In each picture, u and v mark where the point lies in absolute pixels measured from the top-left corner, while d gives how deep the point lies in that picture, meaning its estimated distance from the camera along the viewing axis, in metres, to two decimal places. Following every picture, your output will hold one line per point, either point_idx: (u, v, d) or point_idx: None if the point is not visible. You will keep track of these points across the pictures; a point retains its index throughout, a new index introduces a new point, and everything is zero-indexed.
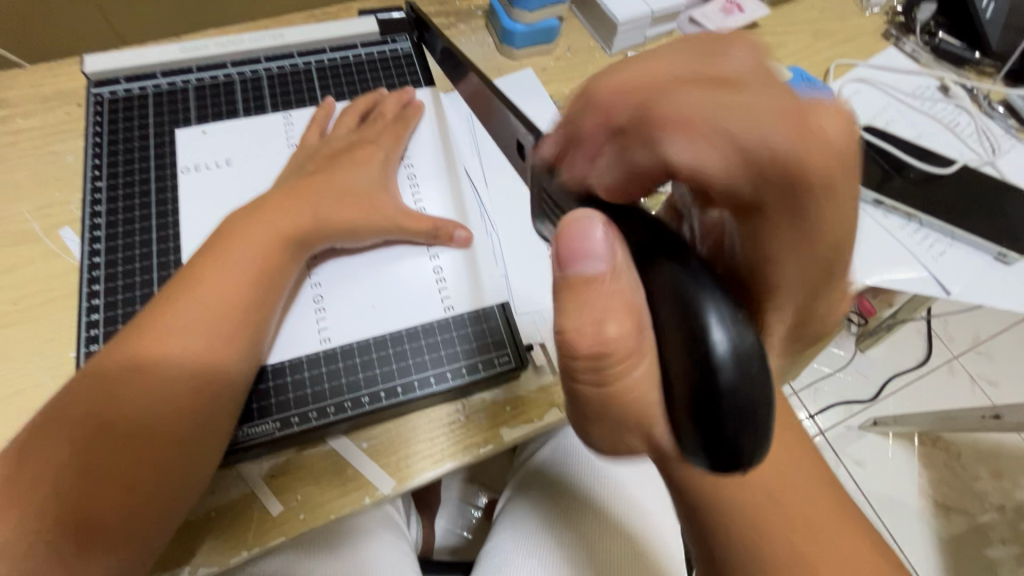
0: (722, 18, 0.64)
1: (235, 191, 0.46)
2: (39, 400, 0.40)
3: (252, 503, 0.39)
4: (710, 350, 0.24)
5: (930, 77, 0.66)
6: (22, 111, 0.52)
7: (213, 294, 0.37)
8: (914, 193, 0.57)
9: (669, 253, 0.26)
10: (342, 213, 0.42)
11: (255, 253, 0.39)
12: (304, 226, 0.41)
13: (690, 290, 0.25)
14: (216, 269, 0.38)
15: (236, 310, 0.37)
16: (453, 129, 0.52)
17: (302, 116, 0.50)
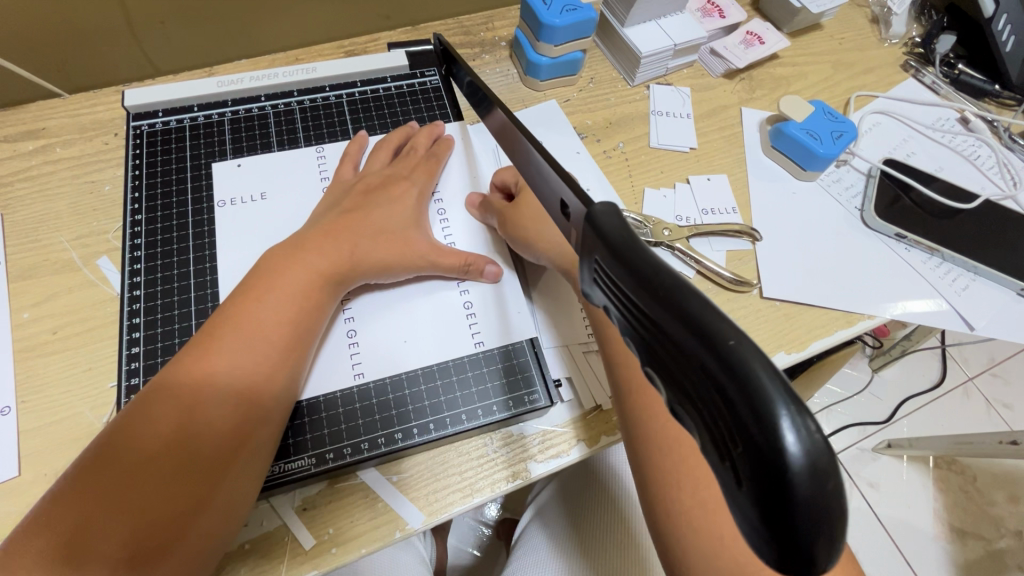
0: (743, 50, 0.65)
1: (272, 225, 0.47)
2: (78, 429, 0.41)
3: (286, 536, 0.39)
4: (771, 443, 0.14)
5: (950, 109, 0.67)
6: (61, 140, 0.54)
7: (250, 328, 0.38)
8: (938, 228, 0.57)
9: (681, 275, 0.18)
10: (377, 251, 0.44)
11: (291, 288, 0.40)
12: (342, 263, 0.42)
13: (711, 324, 0.16)
14: (254, 303, 0.39)
15: (275, 344, 0.38)
16: (482, 162, 0.53)
17: (335, 150, 0.51)
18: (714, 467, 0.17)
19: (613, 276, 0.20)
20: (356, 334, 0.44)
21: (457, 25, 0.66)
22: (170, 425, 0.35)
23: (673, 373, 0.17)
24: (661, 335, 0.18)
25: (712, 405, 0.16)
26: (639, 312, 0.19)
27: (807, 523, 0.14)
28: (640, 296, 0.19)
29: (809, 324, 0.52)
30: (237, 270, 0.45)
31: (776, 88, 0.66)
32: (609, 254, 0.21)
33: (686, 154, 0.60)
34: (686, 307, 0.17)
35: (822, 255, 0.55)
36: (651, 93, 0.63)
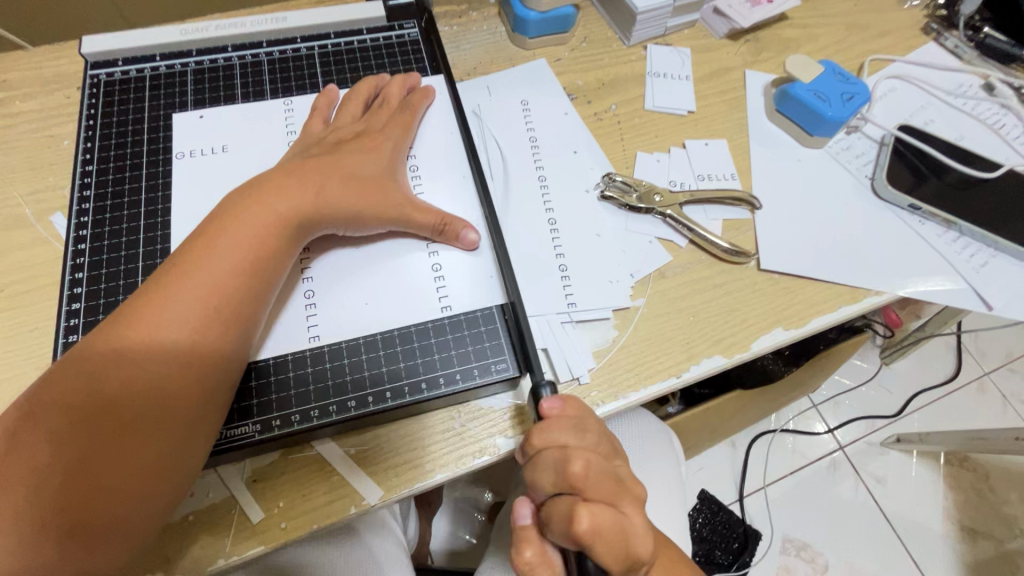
0: (748, 8, 0.60)
1: (230, 180, 0.44)
2: (20, 389, 0.39)
3: (233, 508, 0.37)
4: None
5: (973, 75, 0.62)
6: (21, 93, 0.51)
7: (203, 281, 0.35)
8: (955, 199, 0.53)
9: None
10: (343, 200, 0.40)
11: (252, 239, 0.37)
12: (303, 211, 0.39)
13: None
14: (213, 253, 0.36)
15: (225, 301, 0.35)
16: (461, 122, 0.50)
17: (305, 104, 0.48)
18: None
19: None
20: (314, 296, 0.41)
21: None
22: (114, 382, 0.32)
23: None
24: None
25: None
26: None
27: None
28: None
29: (809, 299, 0.48)
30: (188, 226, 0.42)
31: (784, 51, 0.61)
32: None
33: (683, 117, 0.56)
34: None
35: (827, 226, 0.51)
36: (647, 53, 0.59)
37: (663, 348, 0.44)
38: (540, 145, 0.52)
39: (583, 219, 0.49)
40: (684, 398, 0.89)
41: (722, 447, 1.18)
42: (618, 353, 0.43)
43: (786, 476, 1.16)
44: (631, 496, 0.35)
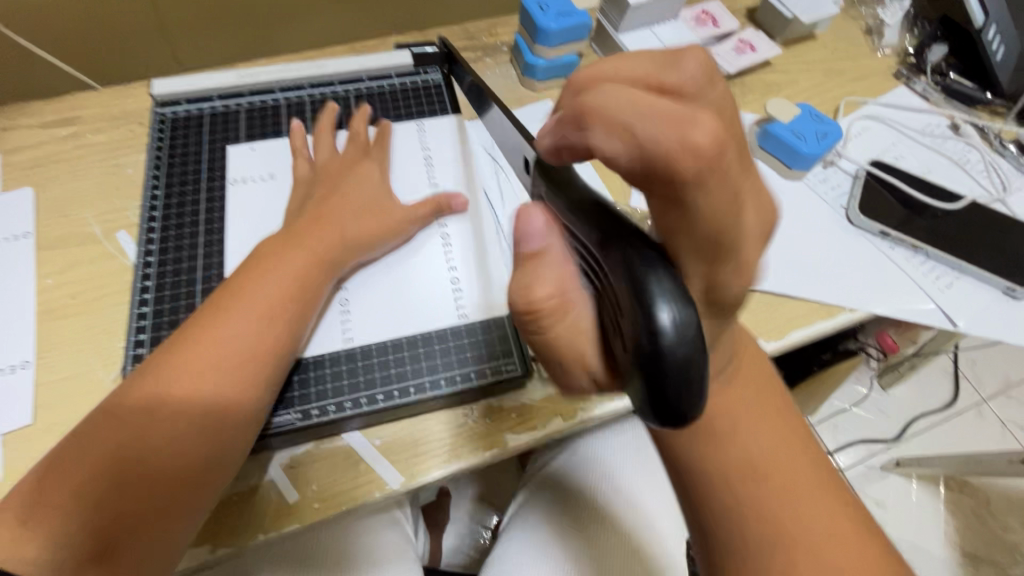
0: (734, 57, 0.67)
1: (271, 202, 0.50)
2: (89, 383, 0.45)
3: (271, 490, 0.41)
4: (656, 331, 0.21)
5: (941, 116, 0.68)
6: (92, 128, 0.58)
7: (244, 313, 0.40)
8: (922, 226, 0.58)
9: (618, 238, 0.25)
10: (360, 226, 0.47)
11: (284, 273, 0.43)
12: (331, 246, 0.45)
13: (638, 267, 0.23)
14: (252, 289, 0.42)
15: (266, 336, 0.40)
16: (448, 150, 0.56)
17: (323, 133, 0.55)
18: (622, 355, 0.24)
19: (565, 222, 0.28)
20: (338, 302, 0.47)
21: (463, 31, 0.70)
22: (170, 412, 0.36)
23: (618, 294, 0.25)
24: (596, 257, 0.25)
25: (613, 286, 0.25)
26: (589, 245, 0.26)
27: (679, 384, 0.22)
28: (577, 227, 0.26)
29: (789, 314, 0.53)
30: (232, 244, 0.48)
31: (767, 94, 0.68)
32: None
33: None
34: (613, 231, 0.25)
35: (805, 250, 0.57)
36: None
37: None
38: None
39: None
40: None
41: None
42: None
43: None
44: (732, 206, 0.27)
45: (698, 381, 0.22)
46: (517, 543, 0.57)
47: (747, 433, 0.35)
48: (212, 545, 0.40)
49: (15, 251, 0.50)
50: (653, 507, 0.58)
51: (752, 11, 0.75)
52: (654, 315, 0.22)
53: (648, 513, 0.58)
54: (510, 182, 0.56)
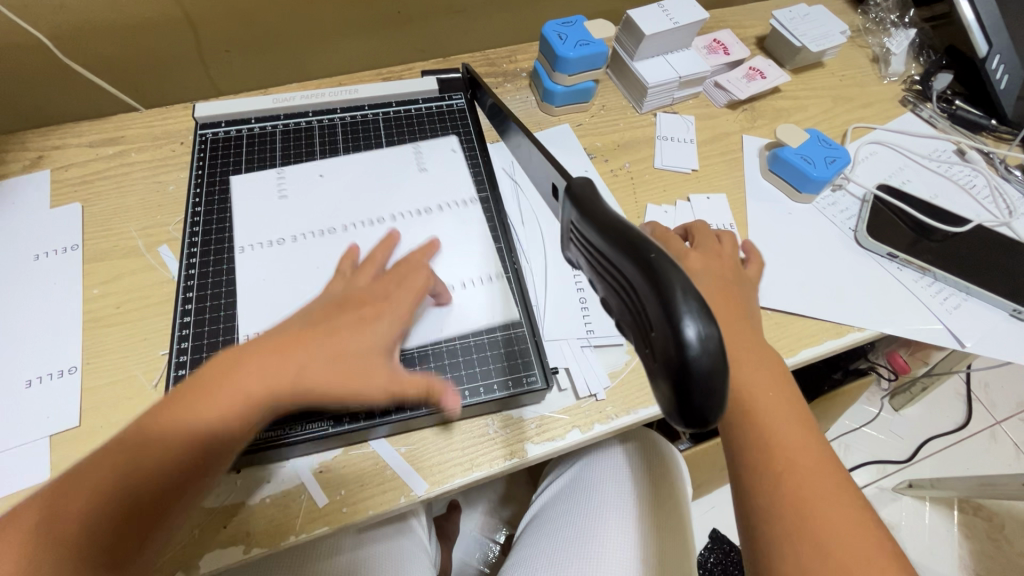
0: (745, 83, 0.70)
1: (349, 189, 0.55)
2: (131, 389, 0.47)
3: (301, 494, 0.43)
4: (683, 344, 0.23)
5: (947, 142, 0.71)
6: (136, 147, 0.62)
7: (148, 469, 0.33)
8: (928, 248, 0.60)
9: (636, 244, 0.25)
10: (325, 375, 0.36)
11: (210, 416, 0.34)
12: (272, 391, 0.35)
13: (664, 279, 0.24)
14: (164, 430, 0.33)
15: (195, 458, 0.34)
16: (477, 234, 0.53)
17: (433, 160, 0.58)
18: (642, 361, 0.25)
19: (587, 236, 0.29)
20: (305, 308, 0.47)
21: (484, 57, 0.74)
22: None
23: (633, 308, 0.26)
24: (618, 270, 0.26)
25: (632, 299, 0.26)
26: (605, 259, 0.27)
27: (701, 393, 0.23)
28: (601, 242, 0.27)
29: (799, 333, 0.54)
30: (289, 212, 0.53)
31: (776, 119, 0.71)
32: (582, 216, 0.29)
33: (688, 174, 0.65)
34: (633, 240, 0.26)
35: (814, 270, 0.59)
36: (657, 120, 0.69)
37: None
38: None
39: None
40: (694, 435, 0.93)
41: None
42: (630, 373, 0.50)
43: None
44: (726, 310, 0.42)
45: (723, 388, 0.23)
46: (551, 541, 0.58)
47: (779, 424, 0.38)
48: (246, 545, 0.42)
49: (63, 263, 0.53)
50: (676, 492, 0.61)
51: (762, 40, 0.78)
52: (680, 329, 0.23)
53: (673, 496, 0.60)
54: (530, 202, 0.60)
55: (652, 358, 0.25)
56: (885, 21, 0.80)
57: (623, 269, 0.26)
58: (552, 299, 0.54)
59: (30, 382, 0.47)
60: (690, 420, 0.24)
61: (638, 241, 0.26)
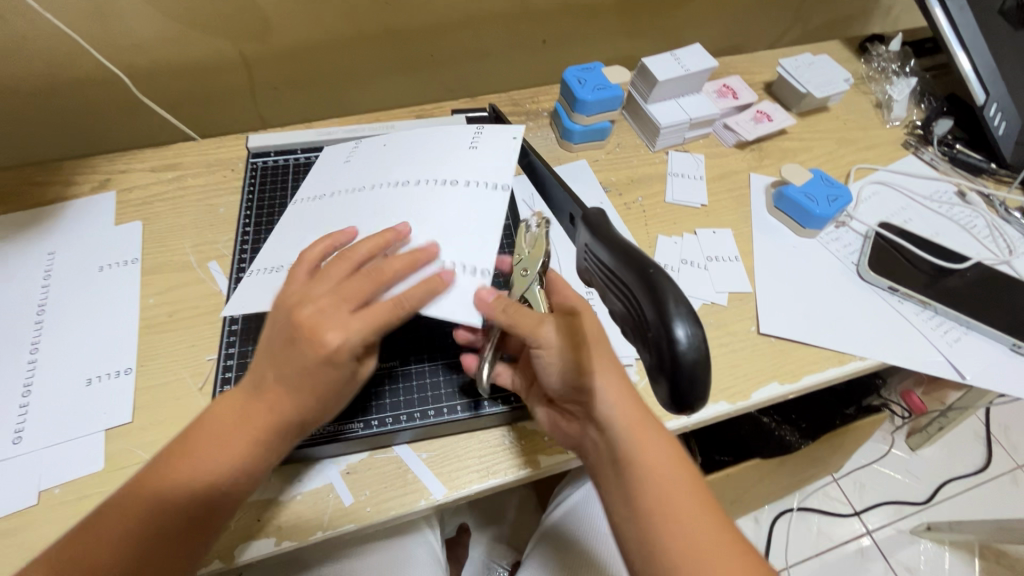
0: (752, 125, 0.75)
1: (402, 160, 0.54)
2: (178, 390, 0.52)
3: (330, 493, 0.47)
4: (676, 344, 0.27)
5: (948, 183, 0.74)
6: (192, 172, 0.68)
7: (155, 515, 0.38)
8: (928, 282, 0.63)
9: (639, 261, 0.30)
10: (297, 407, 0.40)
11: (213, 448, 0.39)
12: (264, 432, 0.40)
13: (661, 289, 0.28)
14: (153, 487, 0.38)
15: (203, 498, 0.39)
16: (484, 226, 0.47)
17: (487, 142, 0.53)
18: (644, 359, 0.29)
19: (596, 254, 0.33)
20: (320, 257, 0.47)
21: (508, 98, 0.80)
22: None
23: (633, 317, 0.30)
24: (621, 281, 0.30)
25: (633, 308, 0.30)
26: (611, 273, 0.31)
27: (691, 387, 0.27)
28: (608, 258, 0.32)
29: (801, 360, 0.57)
30: (349, 176, 0.54)
31: (783, 159, 0.75)
32: (592, 236, 0.33)
33: (697, 209, 0.69)
34: (634, 256, 0.30)
35: (817, 300, 0.62)
36: (669, 157, 0.74)
37: None
38: None
39: None
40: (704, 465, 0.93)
41: (745, 521, 1.17)
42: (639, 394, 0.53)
43: (812, 557, 1.13)
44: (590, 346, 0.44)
45: (704, 377, 0.27)
46: None
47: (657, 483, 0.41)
48: (277, 536, 0.45)
49: (123, 275, 0.59)
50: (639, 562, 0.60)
51: (769, 85, 0.84)
52: (671, 328, 0.27)
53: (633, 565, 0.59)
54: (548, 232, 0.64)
55: (651, 359, 0.29)
56: (887, 70, 0.85)
57: (626, 278, 0.30)
58: None
59: (89, 380, 0.51)
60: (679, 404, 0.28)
61: (639, 258, 0.30)
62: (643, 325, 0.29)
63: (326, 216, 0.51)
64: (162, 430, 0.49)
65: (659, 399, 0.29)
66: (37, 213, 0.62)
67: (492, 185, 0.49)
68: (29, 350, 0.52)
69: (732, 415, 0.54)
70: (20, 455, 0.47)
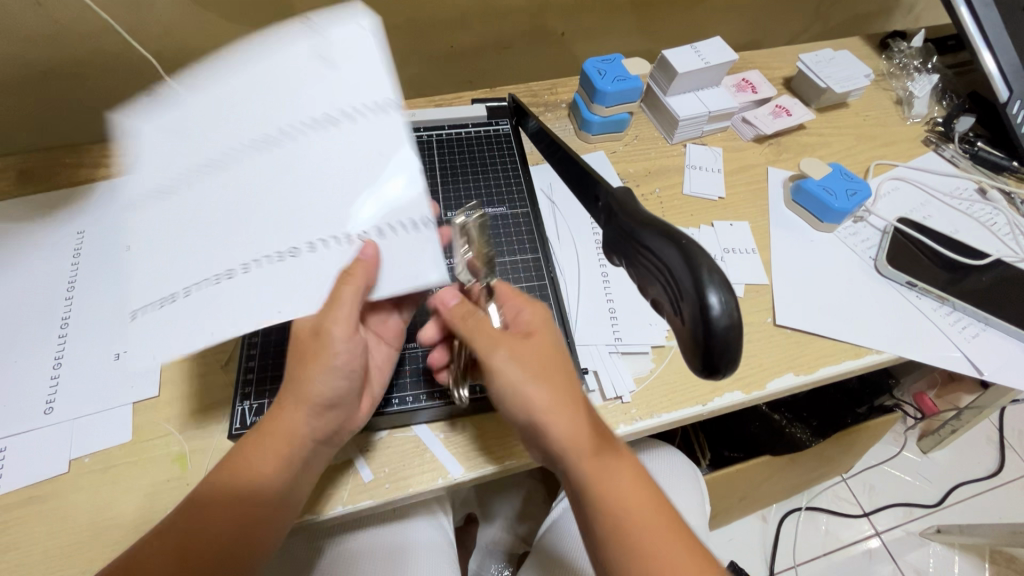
0: (771, 119, 0.75)
1: (249, 103, 0.42)
2: (203, 365, 0.53)
3: (349, 468, 0.48)
4: (708, 309, 0.28)
5: (968, 180, 0.74)
6: None
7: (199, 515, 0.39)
8: (948, 279, 0.62)
9: (671, 234, 0.30)
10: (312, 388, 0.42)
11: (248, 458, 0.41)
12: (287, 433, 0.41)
13: (695, 256, 0.29)
14: (211, 489, 0.40)
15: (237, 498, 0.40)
16: (403, 165, 0.42)
17: (339, 54, 0.43)
18: (676, 327, 0.30)
19: (624, 228, 0.33)
20: (222, 276, 0.39)
21: (527, 89, 0.80)
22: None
23: (663, 287, 0.31)
24: (651, 252, 0.31)
25: (665, 277, 0.30)
26: (641, 245, 0.32)
27: (723, 350, 0.28)
28: (639, 230, 0.32)
29: (817, 352, 0.57)
30: (181, 149, 0.41)
31: (801, 153, 0.75)
32: (621, 212, 0.34)
33: (715, 202, 0.69)
34: (666, 228, 0.31)
35: (834, 294, 0.62)
36: (687, 150, 0.74)
37: (693, 380, 0.54)
38: None
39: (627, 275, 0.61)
40: (712, 460, 0.94)
41: (753, 519, 1.16)
42: (656, 380, 0.54)
43: (819, 557, 1.13)
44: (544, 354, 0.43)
45: (736, 344, 0.28)
46: None
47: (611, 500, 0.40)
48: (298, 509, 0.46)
49: None
50: None
51: (789, 81, 0.83)
52: (704, 297, 0.28)
53: None
54: (565, 220, 0.65)
55: (684, 328, 0.30)
56: (908, 66, 0.84)
57: (657, 250, 0.31)
58: (585, 309, 0.58)
59: (117, 355, 0.53)
60: (709, 370, 0.29)
61: (671, 230, 0.31)
62: (673, 295, 0.30)
63: (185, 216, 0.41)
64: (188, 404, 0.51)
65: (692, 366, 0.30)
66: (68, 193, 0.64)
67: (384, 107, 0.43)
68: (59, 324, 0.54)
69: (748, 404, 0.54)
70: (54, 424, 0.49)
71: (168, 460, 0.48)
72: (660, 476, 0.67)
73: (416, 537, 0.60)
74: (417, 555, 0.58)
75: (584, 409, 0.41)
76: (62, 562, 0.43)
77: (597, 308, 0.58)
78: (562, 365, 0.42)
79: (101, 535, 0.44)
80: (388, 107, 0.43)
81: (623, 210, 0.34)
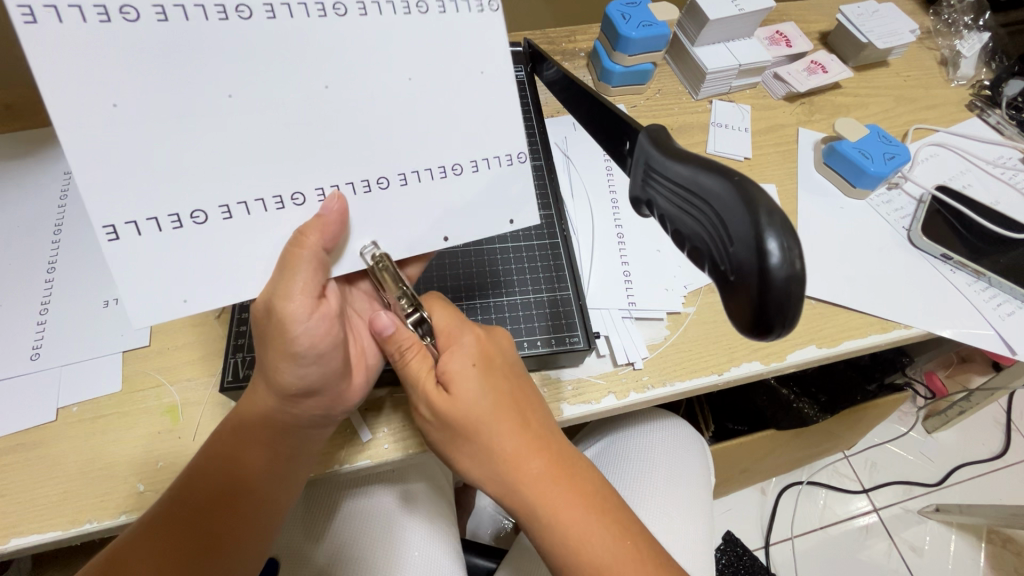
0: (805, 76, 0.69)
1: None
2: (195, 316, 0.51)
3: (348, 428, 0.46)
4: (767, 259, 0.25)
5: (1012, 149, 0.69)
6: None
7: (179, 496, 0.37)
8: (985, 253, 0.58)
9: (723, 172, 0.27)
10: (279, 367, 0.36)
11: (232, 431, 0.39)
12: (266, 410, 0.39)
13: (751, 197, 0.26)
14: (194, 470, 0.38)
15: (221, 475, 0.38)
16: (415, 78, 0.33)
17: None
18: (727, 282, 0.27)
19: (664, 172, 0.30)
20: (182, 218, 0.32)
21: (543, 35, 0.74)
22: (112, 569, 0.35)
23: (715, 233, 0.27)
24: (700, 197, 0.28)
25: (715, 224, 0.27)
26: (684, 189, 0.29)
27: (782, 302, 0.25)
28: (683, 171, 0.29)
29: (843, 324, 0.54)
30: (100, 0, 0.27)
31: (835, 115, 0.70)
32: (662, 150, 0.30)
33: (740, 162, 0.65)
34: (718, 165, 0.27)
35: (862, 265, 0.58)
36: (713, 107, 0.69)
37: (709, 349, 0.51)
38: (615, 172, 0.62)
39: (643, 236, 0.57)
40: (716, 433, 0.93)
41: (751, 490, 1.16)
42: (669, 348, 0.51)
43: (815, 530, 1.13)
44: (488, 382, 0.37)
45: (799, 297, 0.25)
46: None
47: (569, 523, 0.37)
48: None
49: None
50: None
51: (825, 35, 0.77)
52: (763, 242, 0.25)
53: None
54: (580, 176, 0.61)
55: (734, 281, 0.27)
56: (957, 23, 0.78)
57: (701, 189, 0.27)
58: (598, 270, 0.55)
59: (106, 302, 0.50)
60: (761, 330, 0.27)
61: (720, 167, 0.27)
62: (724, 248, 0.27)
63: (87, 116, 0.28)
64: (179, 354, 0.49)
65: (740, 322, 0.28)
66: (42, 123, 0.58)
67: (365, 10, 0.31)
68: (46, 267, 0.51)
69: (765, 376, 0.52)
70: (39, 370, 0.47)
71: (157, 412, 0.46)
72: (664, 449, 0.64)
73: (409, 500, 0.58)
74: (408, 518, 0.57)
75: (511, 467, 0.37)
76: (49, 510, 0.41)
77: (612, 270, 0.55)
78: (485, 418, 0.37)
79: (89, 483, 0.43)
80: (414, 7, 0.32)
81: (667, 147, 0.30)
